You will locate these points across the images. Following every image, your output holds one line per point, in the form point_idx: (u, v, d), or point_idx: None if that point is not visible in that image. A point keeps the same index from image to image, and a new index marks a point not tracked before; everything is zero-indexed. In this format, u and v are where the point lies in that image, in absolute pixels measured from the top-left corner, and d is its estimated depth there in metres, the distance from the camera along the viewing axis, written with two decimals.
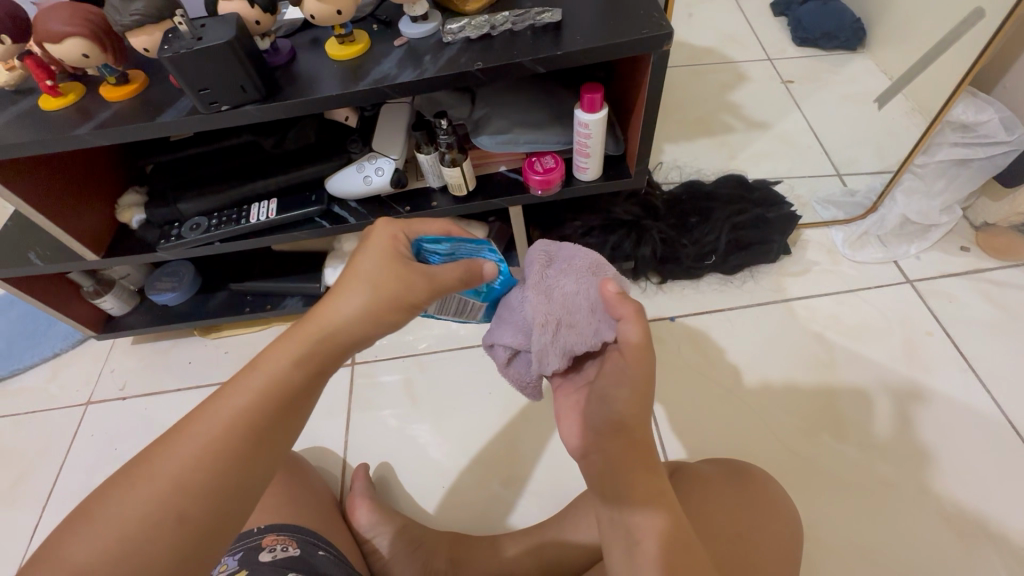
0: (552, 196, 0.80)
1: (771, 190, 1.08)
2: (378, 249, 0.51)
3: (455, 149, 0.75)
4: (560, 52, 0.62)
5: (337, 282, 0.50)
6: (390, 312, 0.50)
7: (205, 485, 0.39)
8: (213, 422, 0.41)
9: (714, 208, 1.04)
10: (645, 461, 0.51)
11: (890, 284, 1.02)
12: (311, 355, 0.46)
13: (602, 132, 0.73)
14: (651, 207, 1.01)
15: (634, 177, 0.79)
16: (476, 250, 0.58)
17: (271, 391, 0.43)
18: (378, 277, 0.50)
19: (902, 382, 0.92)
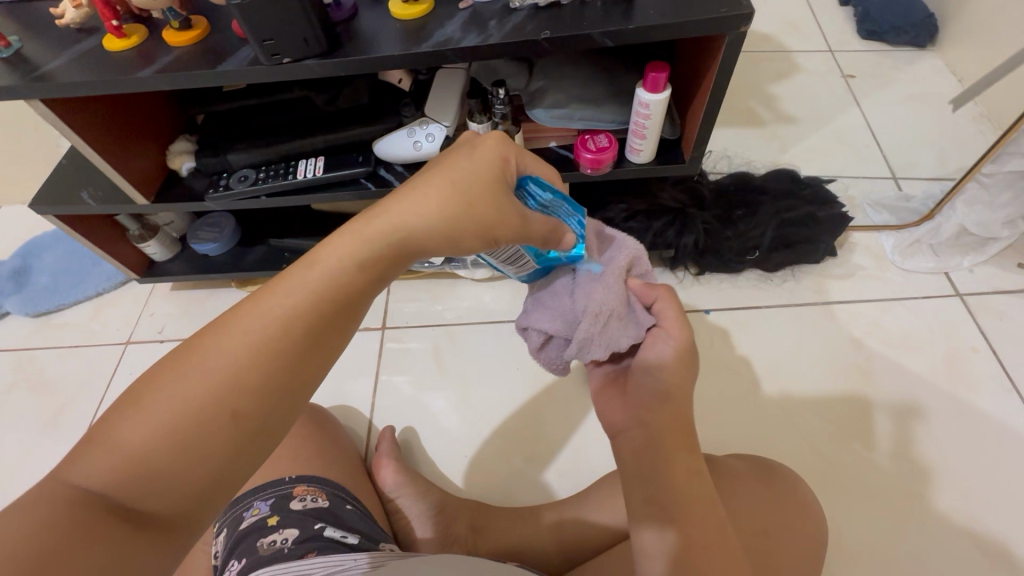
0: (602, 175, 0.78)
1: (823, 188, 1.04)
2: (474, 162, 0.46)
3: (509, 120, 0.74)
4: (631, 27, 0.59)
5: (417, 183, 0.45)
6: (472, 232, 0.45)
7: (258, 382, 0.36)
8: (268, 319, 0.38)
9: (762, 202, 1.01)
10: (685, 439, 0.52)
11: (937, 295, 0.98)
12: (378, 265, 0.43)
13: (661, 114, 0.70)
14: (697, 196, 0.98)
15: (688, 162, 0.77)
16: (566, 215, 0.53)
17: (331, 292, 0.40)
18: (467, 191, 0.44)
19: (939, 396, 0.90)
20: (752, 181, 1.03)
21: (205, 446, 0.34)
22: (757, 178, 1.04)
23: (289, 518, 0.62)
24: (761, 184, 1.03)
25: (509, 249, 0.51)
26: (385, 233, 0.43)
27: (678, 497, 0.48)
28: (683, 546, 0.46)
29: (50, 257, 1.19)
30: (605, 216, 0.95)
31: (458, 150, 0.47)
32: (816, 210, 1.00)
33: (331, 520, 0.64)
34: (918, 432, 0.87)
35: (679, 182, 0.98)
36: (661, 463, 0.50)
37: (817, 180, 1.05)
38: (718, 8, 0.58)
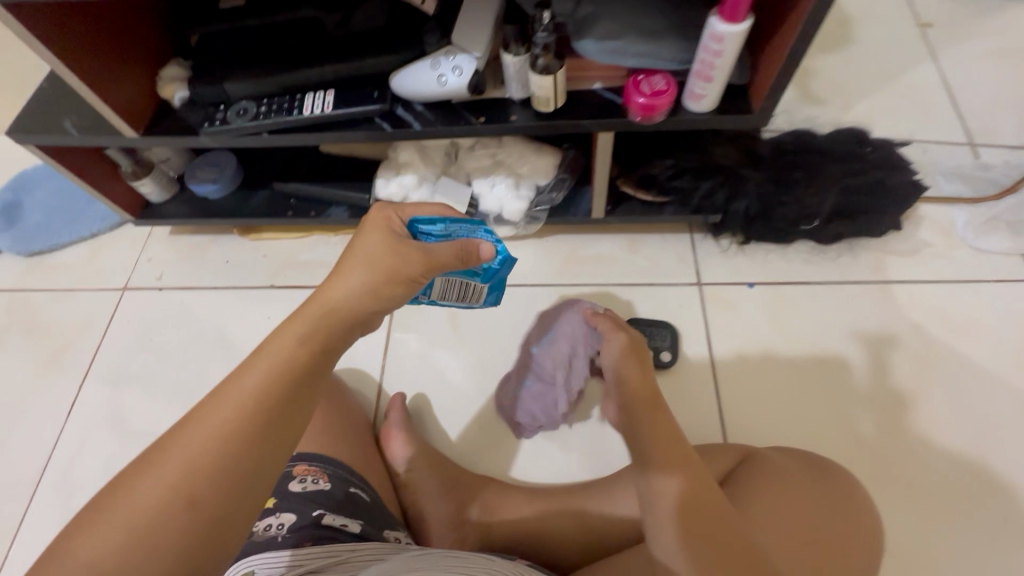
0: (653, 126, 0.67)
1: (894, 151, 0.92)
2: (374, 232, 0.52)
3: (551, 53, 0.63)
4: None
5: (341, 269, 0.50)
6: (389, 289, 0.50)
7: (218, 465, 0.37)
8: (225, 404, 0.39)
9: (827, 165, 0.89)
10: (651, 398, 0.62)
11: (1012, 280, 0.88)
12: (325, 332, 0.45)
13: (735, 52, 0.59)
14: (755, 155, 0.86)
15: (755, 114, 0.66)
16: (471, 231, 0.57)
17: (282, 371, 0.41)
18: (374, 258, 0.50)
19: (1004, 391, 0.81)
20: (817, 141, 0.91)
21: (174, 529, 0.34)
22: (820, 138, 0.92)
23: (287, 501, 0.57)
24: (826, 145, 0.91)
25: (446, 289, 0.60)
26: (319, 309, 0.46)
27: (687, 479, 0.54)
28: (675, 528, 0.52)
29: (41, 193, 1.11)
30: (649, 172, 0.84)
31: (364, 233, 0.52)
32: (884, 177, 0.89)
33: (334, 501, 0.58)
34: (974, 429, 0.80)
35: (736, 137, 0.86)
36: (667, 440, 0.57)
37: (887, 144, 0.93)
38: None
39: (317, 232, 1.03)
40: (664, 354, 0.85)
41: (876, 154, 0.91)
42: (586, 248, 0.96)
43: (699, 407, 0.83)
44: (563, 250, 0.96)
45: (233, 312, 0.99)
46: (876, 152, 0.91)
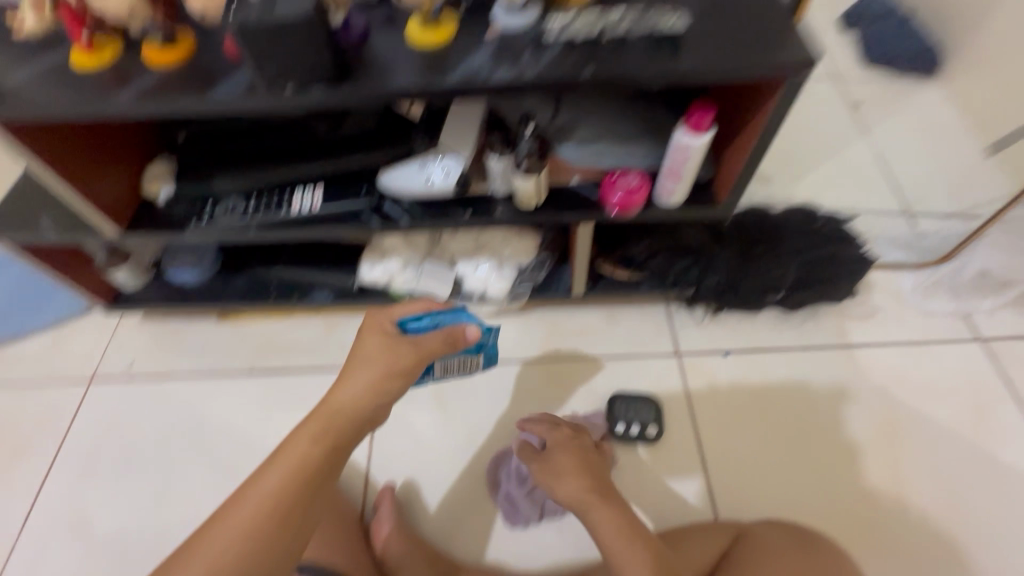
0: (630, 218, 0.72)
1: (843, 225, 1.01)
2: (375, 328, 0.56)
3: (534, 158, 0.66)
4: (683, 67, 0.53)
5: (346, 367, 0.53)
6: (390, 384, 0.53)
7: (242, 558, 0.41)
8: (251, 501, 0.44)
9: (787, 240, 0.96)
10: None
11: (959, 339, 0.96)
12: (332, 435, 0.49)
13: (701, 157, 0.64)
14: (720, 234, 0.93)
15: (721, 206, 0.71)
16: (455, 317, 0.60)
17: (298, 470, 0.46)
18: (377, 353, 0.53)
19: (965, 448, 0.87)
20: (774, 219, 0.99)
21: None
22: (777, 215, 1.00)
23: None
24: (783, 222, 0.98)
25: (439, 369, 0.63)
26: (326, 412, 0.50)
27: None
28: None
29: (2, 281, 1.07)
30: (625, 254, 0.90)
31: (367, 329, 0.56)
32: (837, 251, 0.96)
33: None
34: (944, 488, 0.84)
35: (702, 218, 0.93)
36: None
37: (837, 218, 1.01)
38: (777, 51, 0.53)
39: (298, 314, 1.02)
40: (651, 428, 0.86)
41: (829, 228, 0.99)
42: (569, 321, 0.99)
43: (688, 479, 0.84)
44: (547, 324, 0.99)
45: (210, 400, 0.96)
46: (828, 226, 0.99)
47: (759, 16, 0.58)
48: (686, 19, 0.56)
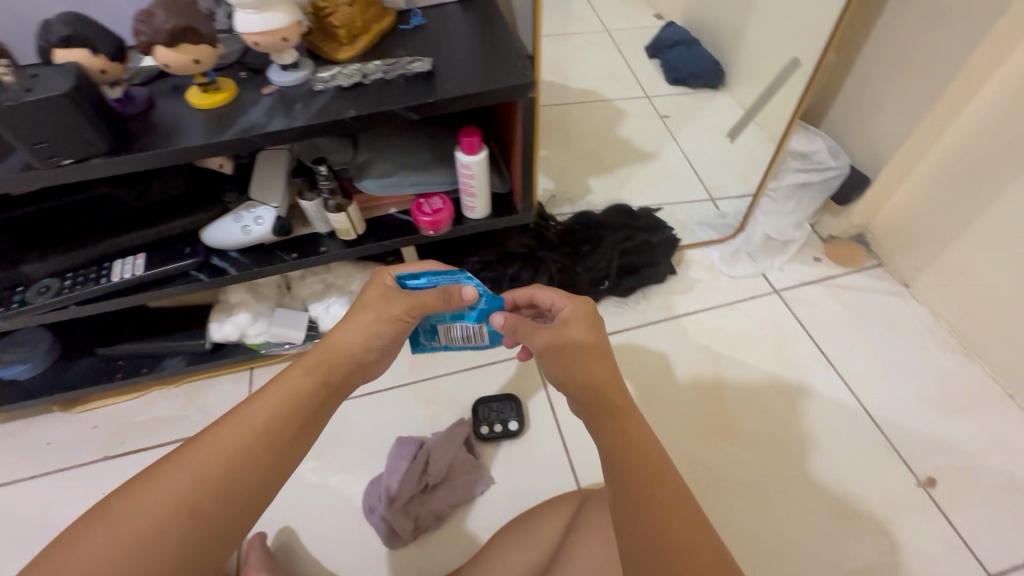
0: (445, 235, 0.81)
1: (654, 216, 1.16)
2: (370, 289, 0.67)
3: (340, 194, 0.74)
4: (431, 101, 0.64)
5: (343, 324, 0.65)
6: (377, 335, 0.65)
7: (257, 447, 0.52)
8: (268, 405, 0.55)
9: (606, 236, 1.10)
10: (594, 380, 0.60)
11: (760, 295, 1.13)
12: (324, 376, 0.60)
13: (484, 172, 0.75)
14: (545, 239, 1.05)
15: (521, 212, 0.82)
16: (454, 278, 0.67)
17: (300, 394, 0.57)
18: (365, 307, 0.65)
19: (776, 383, 1.02)
20: (594, 219, 1.13)
21: (192, 506, 0.47)
22: (597, 216, 1.14)
23: None
24: (602, 221, 1.13)
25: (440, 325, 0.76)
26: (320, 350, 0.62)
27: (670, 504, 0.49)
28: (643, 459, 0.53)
29: None
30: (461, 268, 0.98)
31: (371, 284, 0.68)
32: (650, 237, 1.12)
33: None
34: (766, 418, 0.98)
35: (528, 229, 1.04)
36: (645, 471, 0.52)
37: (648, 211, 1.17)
38: (507, 80, 0.65)
39: (155, 388, 0.99)
40: (513, 423, 0.93)
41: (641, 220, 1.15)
42: None
43: (553, 462, 0.92)
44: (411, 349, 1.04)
45: (63, 497, 0.90)
46: (641, 219, 1.15)
47: (497, 52, 0.70)
48: (433, 60, 0.66)
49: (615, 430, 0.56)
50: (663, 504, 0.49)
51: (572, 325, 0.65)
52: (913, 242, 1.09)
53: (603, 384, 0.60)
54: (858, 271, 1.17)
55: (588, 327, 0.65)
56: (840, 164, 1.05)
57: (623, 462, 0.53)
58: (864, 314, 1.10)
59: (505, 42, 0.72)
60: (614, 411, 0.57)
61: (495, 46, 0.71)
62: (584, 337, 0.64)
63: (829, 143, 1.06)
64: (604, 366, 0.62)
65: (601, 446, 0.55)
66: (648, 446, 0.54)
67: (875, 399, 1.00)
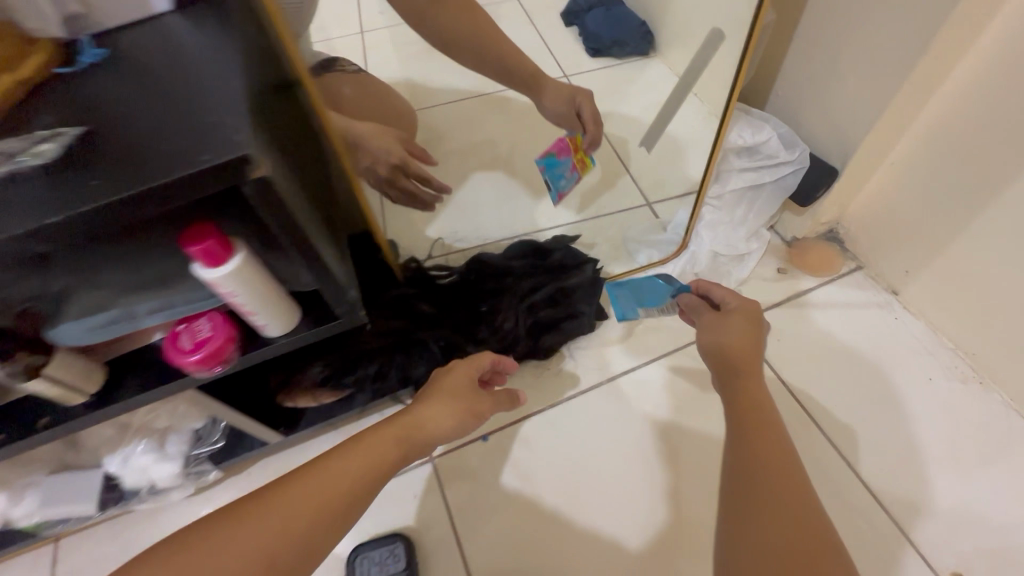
0: (233, 366, 0.55)
1: (571, 249, 0.90)
2: (470, 361, 0.68)
3: (27, 351, 0.47)
4: (62, 220, 0.35)
5: (436, 399, 0.63)
6: (475, 412, 0.64)
7: (322, 512, 0.50)
8: (341, 474, 0.53)
9: (508, 291, 0.83)
10: (769, 460, 0.52)
11: None
12: (404, 450, 0.58)
13: (252, 281, 0.48)
14: (423, 312, 0.77)
15: (342, 318, 0.56)
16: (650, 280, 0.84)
17: (374, 464, 0.55)
18: (455, 390, 0.64)
19: None
20: (491, 268, 0.86)
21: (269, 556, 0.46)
22: (497, 261, 0.87)
23: None
24: (502, 269, 0.86)
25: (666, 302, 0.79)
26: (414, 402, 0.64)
27: (814, 523, 0.47)
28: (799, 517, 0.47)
29: None
30: (300, 378, 0.71)
31: (438, 376, 0.67)
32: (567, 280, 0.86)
33: None
34: None
35: (395, 302, 0.76)
36: (797, 475, 0.51)
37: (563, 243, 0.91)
38: (199, 156, 0.36)
39: None
40: None
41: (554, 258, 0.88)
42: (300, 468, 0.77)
43: None
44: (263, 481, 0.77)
45: None
46: (555, 255, 0.88)
47: (207, 95, 0.41)
48: (81, 127, 0.39)
49: (749, 434, 0.55)
50: (809, 511, 0.48)
51: (733, 319, 0.65)
52: (896, 242, 0.85)
53: (761, 403, 0.58)
54: (832, 280, 0.93)
55: (737, 347, 0.63)
56: (798, 156, 0.79)
57: (749, 481, 0.51)
58: (845, 340, 0.87)
59: (223, 70, 0.42)
60: (761, 429, 0.55)
61: (200, 82, 0.41)
62: (737, 340, 0.63)
63: (780, 129, 0.80)
64: (752, 385, 0.60)
65: (742, 458, 0.53)
66: (783, 465, 0.52)
67: (872, 462, 0.78)
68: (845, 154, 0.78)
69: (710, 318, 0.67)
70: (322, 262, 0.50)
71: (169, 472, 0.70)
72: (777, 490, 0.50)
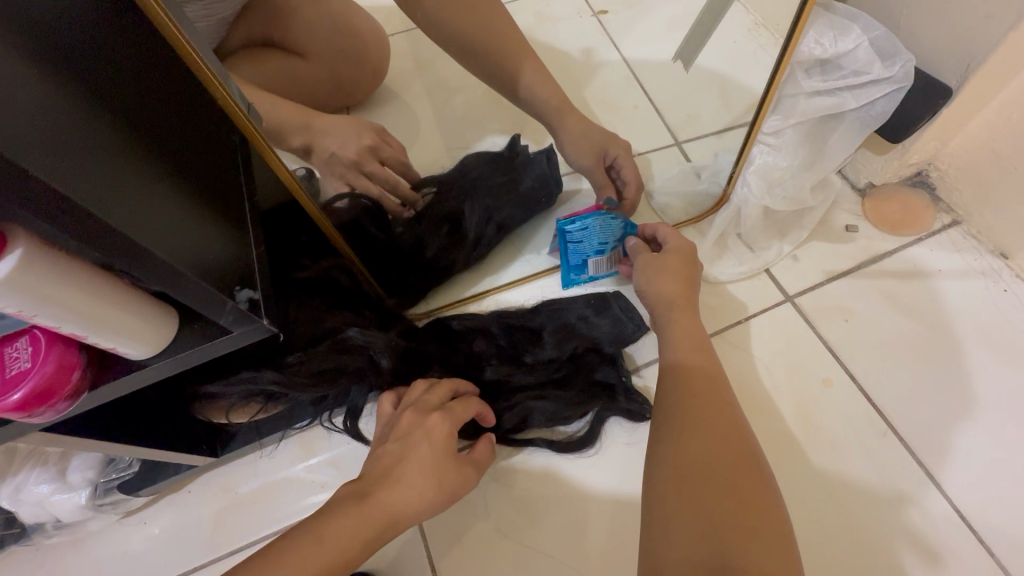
0: (87, 400, 0.38)
1: (532, 185, 0.74)
2: (453, 413, 0.54)
3: None
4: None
5: (407, 468, 0.48)
6: (452, 480, 0.50)
7: None
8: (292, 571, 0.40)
9: (525, 361, 0.63)
10: (701, 414, 0.47)
11: (762, 309, 0.70)
12: (373, 533, 0.44)
13: (57, 293, 0.30)
14: (374, 370, 0.57)
15: (230, 326, 0.39)
16: (600, 224, 0.63)
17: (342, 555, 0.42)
18: (440, 467, 0.49)
19: (801, 473, 0.61)
20: (518, 325, 0.65)
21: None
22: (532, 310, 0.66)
23: None
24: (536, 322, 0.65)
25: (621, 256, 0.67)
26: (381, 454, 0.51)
27: (749, 489, 0.42)
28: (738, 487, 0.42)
29: None
30: (206, 400, 0.55)
31: (411, 430, 0.51)
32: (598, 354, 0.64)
33: None
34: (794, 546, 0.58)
35: (333, 331, 0.57)
36: (736, 440, 0.45)
37: (614, 295, 0.65)
38: None
39: None
40: None
41: (600, 319, 0.64)
42: (240, 489, 0.62)
43: None
44: (191, 505, 0.62)
45: None
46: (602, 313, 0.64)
47: None
48: None
49: (687, 399, 0.49)
50: (745, 478, 0.43)
51: (670, 260, 0.59)
52: (1012, 191, 0.64)
53: (707, 367, 0.52)
54: (916, 240, 0.71)
55: (681, 312, 0.56)
56: (896, 72, 0.57)
57: (678, 450, 0.45)
58: (933, 318, 0.68)
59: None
60: (699, 392, 0.49)
61: None
62: (676, 303, 0.57)
63: (875, 32, 0.57)
64: (706, 355, 0.53)
65: (675, 425, 0.47)
66: (720, 430, 0.46)
67: (965, 481, 0.60)
68: (967, 64, 0.56)
69: (648, 257, 0.61)
70: (158, 256, 0.33)
71: (73, 506, 0.57)
72: (711, 454, 0.44)
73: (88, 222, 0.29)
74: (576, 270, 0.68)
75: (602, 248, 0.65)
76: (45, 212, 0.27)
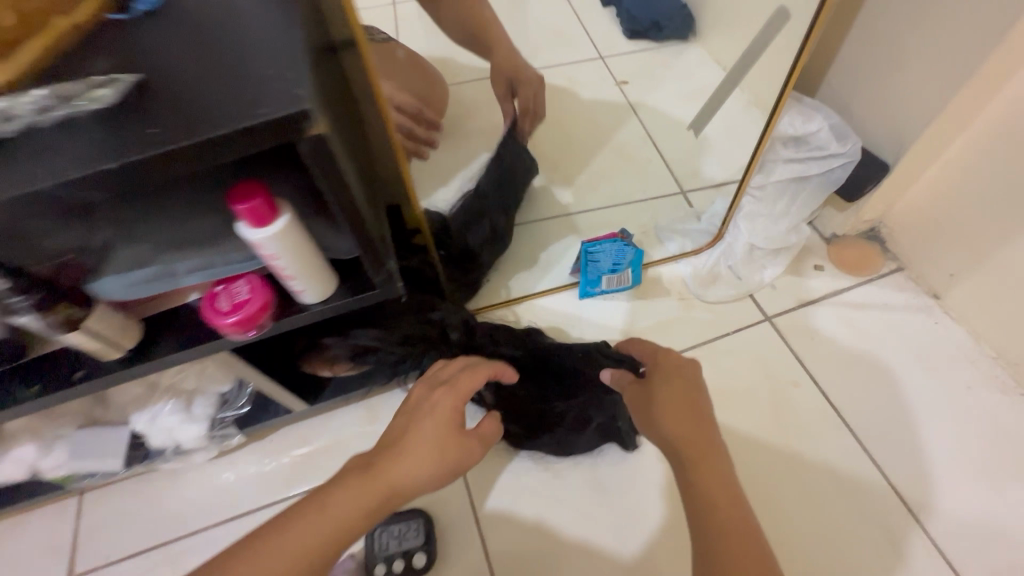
0: (268, 331, 0.54)
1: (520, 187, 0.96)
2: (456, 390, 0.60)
3: (67, 303, 0.46)
4: (95, 172, 0.34)
5: (411, 441, 0.54)
6: (455, 457, 0.54)
7: None
8: (302, 532, 0.46)
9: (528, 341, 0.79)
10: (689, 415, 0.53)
11: (746, 325, 0.87)
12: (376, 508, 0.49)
13: (293, 247, 0.47)
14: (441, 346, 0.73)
15: (380, 288, 0.55)
16: (613, 248, 0.83)
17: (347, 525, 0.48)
18: (441, 442, 0.55)
19: (773, 453, 0.77)
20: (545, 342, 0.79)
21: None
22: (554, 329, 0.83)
23: None
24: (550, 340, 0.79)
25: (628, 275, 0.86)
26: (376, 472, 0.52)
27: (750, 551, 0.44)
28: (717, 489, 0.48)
29: None
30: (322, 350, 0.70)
31: (419, 404, 0.59)
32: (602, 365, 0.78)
33: None
34: (763, 510, 0.73)
35: (416, 307, 0.73)
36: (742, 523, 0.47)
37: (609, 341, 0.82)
38: (255, 111, 0.35)
39: None
40: (417, 557, 0.68)
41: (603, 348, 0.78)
42: (317, 439, 0.77)
43: None
44: (284, 449, 0.76)
45: None
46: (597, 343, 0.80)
47: (248, 53, 0.39)
48: (128, 79, 0.37)
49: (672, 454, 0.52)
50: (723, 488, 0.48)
51: (655, 383, 0.57)
52: (939, 245, 0.83)
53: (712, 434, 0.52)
54: (868, 280, 0.90)
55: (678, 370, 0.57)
56: (849, 149, 0.76)
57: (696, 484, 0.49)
58: (879, 341, 0.85)
59: (263, 29, 0.41)
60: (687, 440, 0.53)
61: (232, 35, 0.41)
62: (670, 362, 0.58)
63: (834, 120, 0.77)
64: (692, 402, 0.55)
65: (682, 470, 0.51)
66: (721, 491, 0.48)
67: (903, 468, 0.76)
68: (901, 149, 0.76)
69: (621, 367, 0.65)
70: (369, 235, 0.50)
71: (196, 434, 0.70)
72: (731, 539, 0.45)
73: (351, 210, 0.45)
74: (592, 283, 0.86)
75: (616, 267, 0.84)
76: (341, 201, 0.44)
